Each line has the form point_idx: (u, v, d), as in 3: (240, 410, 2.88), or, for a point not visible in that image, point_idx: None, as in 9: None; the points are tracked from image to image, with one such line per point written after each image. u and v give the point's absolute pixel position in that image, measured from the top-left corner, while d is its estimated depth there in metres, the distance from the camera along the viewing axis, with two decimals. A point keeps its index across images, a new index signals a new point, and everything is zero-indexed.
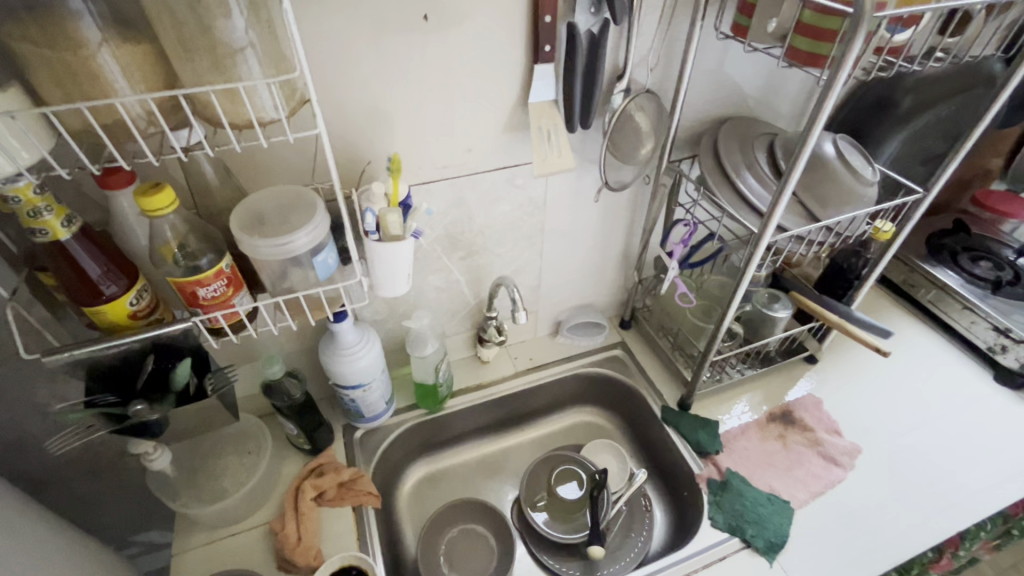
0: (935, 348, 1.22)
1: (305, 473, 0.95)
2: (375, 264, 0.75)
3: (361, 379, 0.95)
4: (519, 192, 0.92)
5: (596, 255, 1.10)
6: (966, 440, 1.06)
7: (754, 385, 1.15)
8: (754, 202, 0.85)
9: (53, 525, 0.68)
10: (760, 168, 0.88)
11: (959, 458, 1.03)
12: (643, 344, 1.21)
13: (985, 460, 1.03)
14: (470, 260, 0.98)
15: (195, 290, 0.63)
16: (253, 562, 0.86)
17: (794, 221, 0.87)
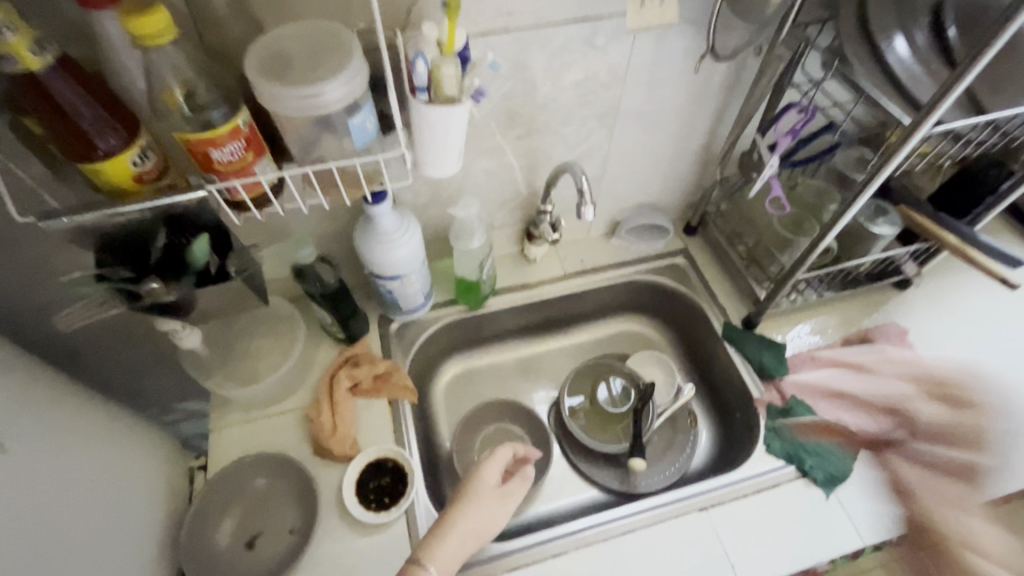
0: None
1: (339, 363, 0.90)
2: (423, 133, 0.61)
3: (399, 270, 0.85)
4: (598, 58, 0.74)
5: (673, 146, 0.93)
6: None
7: (830, 308, 1.02)
8: (912, 87, 0.66)
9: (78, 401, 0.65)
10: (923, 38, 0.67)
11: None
12: (710, 254, 1.08)
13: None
14: (528, 141, 0.83)
15: (208, 150, 0.52)
16: (288, 446, 0.84)
17: (952, 111, 0.68)
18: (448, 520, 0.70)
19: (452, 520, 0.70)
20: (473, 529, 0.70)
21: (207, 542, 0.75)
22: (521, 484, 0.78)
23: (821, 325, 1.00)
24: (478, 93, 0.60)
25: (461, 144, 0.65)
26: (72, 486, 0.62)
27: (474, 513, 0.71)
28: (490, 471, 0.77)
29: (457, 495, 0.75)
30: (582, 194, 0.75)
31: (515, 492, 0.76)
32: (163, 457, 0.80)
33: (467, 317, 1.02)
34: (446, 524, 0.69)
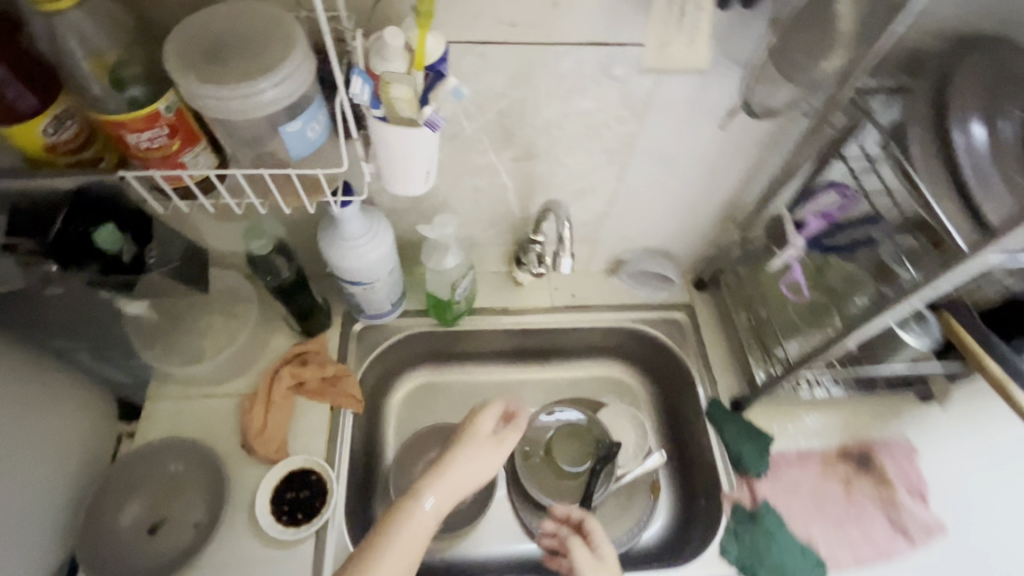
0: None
1: (287, 358, 0.85)
2: (381, 149, 0.54)
3: (362, 277, 0.78)
4: (614, 89, 0.63)
5: (693, 196, 0.83)
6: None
7: (836, 405, 0.90)
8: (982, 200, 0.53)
9: None
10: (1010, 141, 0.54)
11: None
12: (716, 316, 0.97)
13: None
14: (524, 163, 0.74)
15: (122, 133, 0.46)
16: (217, 434, 0.81)
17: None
18: (441, 468, 0.67)
19: (446, 469, 0.67)
20: (467, 482, 0.67)
21: (112, 521, 0.73)
22: (517, 429, 0.72)
23: (820, 424, 0.88)
24: (434, 113, 0.49)
25: (430, 166, 0.57)
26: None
27: (468, 463, 0.68)
28: (486, 420, 0.72)
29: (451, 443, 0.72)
30: (562, 243, 0.70)
31: (505, 438, 0.71)
32: (92, 412, 0.77)
33: (437, 330, 0.95)
34: (441, 470, 0.67)
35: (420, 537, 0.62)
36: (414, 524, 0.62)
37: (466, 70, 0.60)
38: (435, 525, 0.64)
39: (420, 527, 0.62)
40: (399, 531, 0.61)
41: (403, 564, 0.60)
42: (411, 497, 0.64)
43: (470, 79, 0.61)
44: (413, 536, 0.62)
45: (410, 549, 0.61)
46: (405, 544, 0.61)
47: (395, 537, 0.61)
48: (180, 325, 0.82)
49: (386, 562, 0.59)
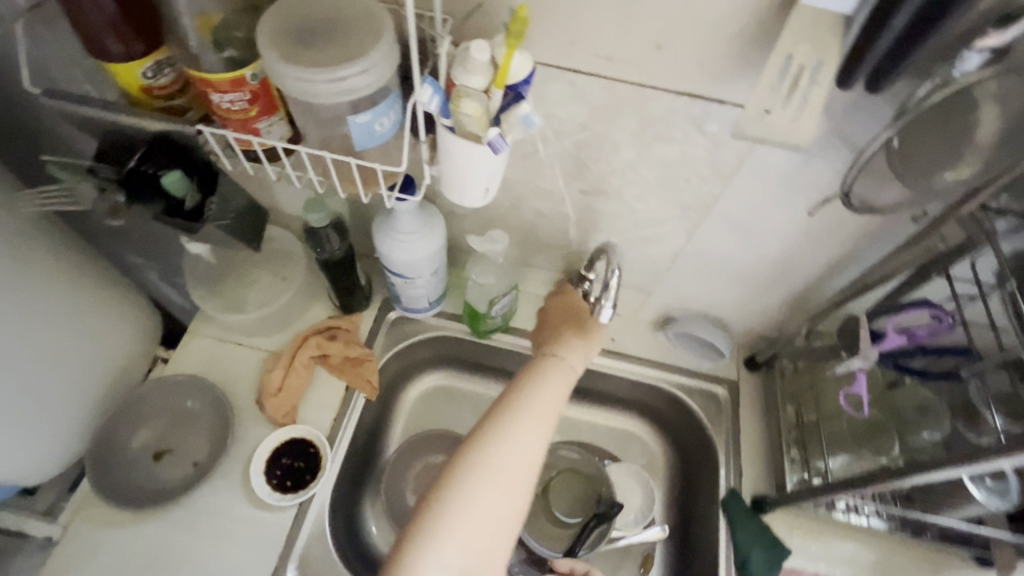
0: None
1: (318, 329, 0.87)
2: (443, 156, 0.53)
3: (405, 271, 0.78)
4: (703, 145, 0.59)
5: (765, 272, 0.76)
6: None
7: (872, 539, 0.80)
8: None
9: (44, 269, 0.67)
10: None
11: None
12: (760, 402, 0.89)
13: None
14: (591, 199, 0.71)
15: (207, 91, 0.48)
16: (237, 382, 0.84)
17: None
18: (566, 335, 0.74)
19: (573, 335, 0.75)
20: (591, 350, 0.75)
21: (124, 439, 0.78)
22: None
23: (848, 555, 0.79)
24: (501, 135, 0.47)
25: (490, 185, 0.55)
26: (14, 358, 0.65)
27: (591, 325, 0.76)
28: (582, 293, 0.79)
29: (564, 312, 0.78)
30: (608, 289, 0.72)
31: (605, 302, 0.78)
32: (137, 328, 0.82)
33: (467, 338, 0.94)
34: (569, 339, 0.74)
35: (563, 385, 0.70)
36: (553, 377, 0.70)
37: (551, 95, 0.58)
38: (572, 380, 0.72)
39: (562, 378, 0.71)
40: (541, 382, 0.69)
41: (556, 397, 0.69)
42: (551, 355, 0.72)
43: (554, 105, 0.59)
44: (555, 385, 0.70)
45: (555, 395, 0.69)
46: (549, 390, 0.69)
47: (538, 387, 0.69)
48: (233, 273, 0.86)
49: (536, 405, 0.67)
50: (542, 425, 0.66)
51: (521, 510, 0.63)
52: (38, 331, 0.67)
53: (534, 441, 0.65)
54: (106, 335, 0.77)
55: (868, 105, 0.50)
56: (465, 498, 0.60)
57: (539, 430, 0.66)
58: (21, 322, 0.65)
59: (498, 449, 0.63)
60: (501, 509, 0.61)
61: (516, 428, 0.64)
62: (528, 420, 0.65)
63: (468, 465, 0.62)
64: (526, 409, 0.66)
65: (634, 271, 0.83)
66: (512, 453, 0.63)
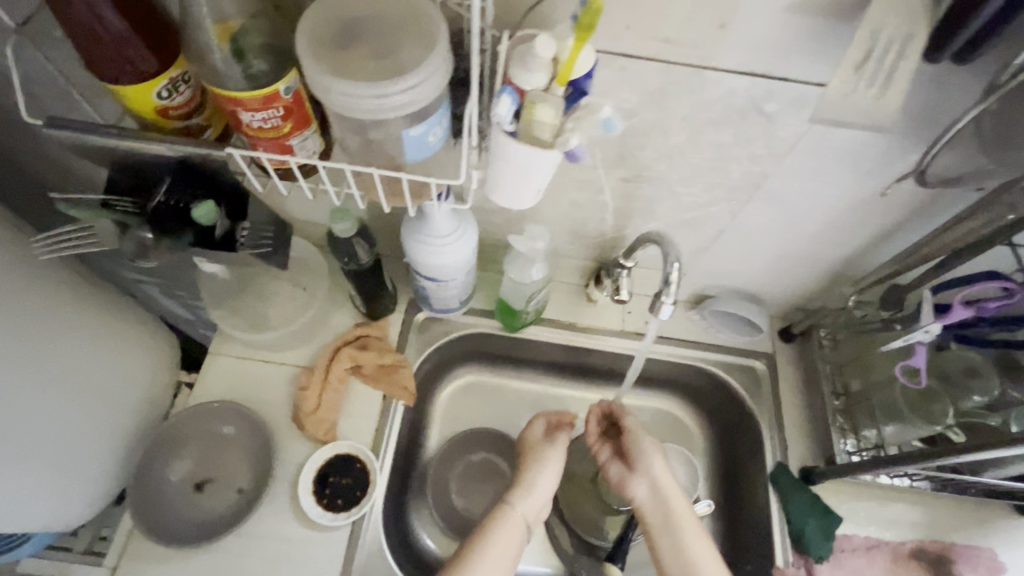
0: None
1: (348, 339, 0.84)
2: (496, 161, 0.49)
3: (438, 275, 0.75)
4: (759, 126, 0.56)
5: (806, 247, 0.75)
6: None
7: (916, 497, 0.82)
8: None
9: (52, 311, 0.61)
10: None
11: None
12: (800, 373, 0.89)
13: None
14: (631, 185, 0.68)
15: (236, 110, 0.42)
16: (270, 402, 0.81)
17: None
18: (522, 476, 0.78)
19: (533, 476, 0.78)
20: (551, 483, 0.78)
21: (159, 472, 0.75)
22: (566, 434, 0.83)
23: (895, 514, 0.81)
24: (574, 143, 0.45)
25: (543, 186, 0.52)
26: (39, 407, 0.60)
27: (549, 464, 0.79)
28: (538, 431, 0.84)
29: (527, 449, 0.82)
30: (668, 284, 0.64)
31: (562, 442, 0.82)
32: (157, 357, 0.78)
33: (499, 333, 0.92)
34: (528, 480, 0.78)
35: (517, 536, 0.73)
36: (510, 525, 0.73)
37: (600, 83, 0.54)
38: (526, 525, 0.75)
39: (513, 524, 0.73)
40: (496, 532, 0.71)
41: (509, 546, 0.71)
42: (502, 505, 0.75)
43: (601, 92, 0.55)
44: (510, 534, 0.72)
45: (510, 548, 0.71)
46: (506, 540, 0.71)
47: (496, 534, 0.71)
48: (252, 287, 0.82)
49: (493, 555, 0.69)
50: (499, 571, 0.68)
51: None
52: (59, 376, 0.62)
53: None
54: (129, 369, 0.73)
55: (941, 74, 0.48)
56: None
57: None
58: (36, 372, 0.59)
59: None
60: None
61: (472, 573, 0.67)
62: (483, 569, 0.67)
63: None
64: (483, 559, 0.68)
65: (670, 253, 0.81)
66: None
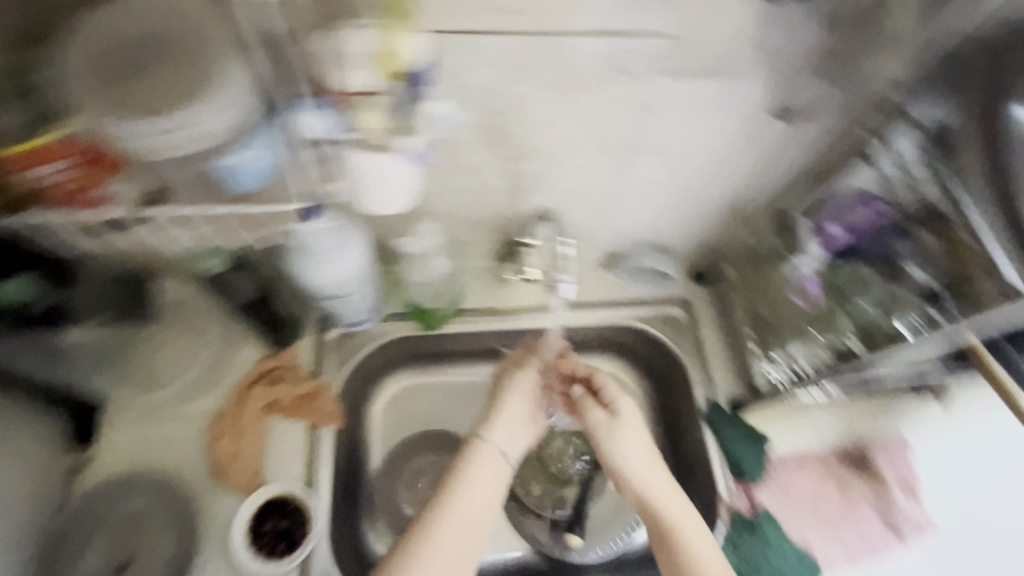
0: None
1: (255, 376, 0.78)
2: (349, 172, 0.45)
3: (335, 291, 0.70)
4: (624, 84, 0.55)
5: (699, 191, 0.76)
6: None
7: (834, 404, 0.88)
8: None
9: None
10: None
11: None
12: (716, 311, 0.92)
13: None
14: (516, 163, 0.66)
15: (21, 173, 0.38)
16: (182, 462, 0.74)
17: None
18: (496, 407, 0.72)
19: (504, 406, 0.72)
20: (523, 408, 0.73)
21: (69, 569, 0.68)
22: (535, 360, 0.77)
23: (817, 423, 0.87)
24: (415, 149, 0.43)
25: (410, 185, 0.49)
26: None
27: (519, 391, 0.74)
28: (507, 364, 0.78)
29: (497, 381, 0.76)
30: None
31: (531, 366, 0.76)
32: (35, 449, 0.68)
33: (421, 334, 0.89)
34: (499, 411, 0.72)
35: (495, 472, 0.66)
36: (483, 462, 0.66)
37: (451, 65, 0.50)
38: (507, 458, 0.68)
39: (492, 459, 0.67)
40: (469, 472, 0.65)
41: (493, 478, 0.66)
42: (478, 437, 0.68)
43: (455, 75, 0.51)
44: (486, 471, 0.66)
45: (488, 487, 0.65)
46: (482, 480, 0.65)
47: (467, 475, 0.65)
48: (135, 345, 0.75)
49: (467, 499, 0.63)
50: (478, 516, 0.63)
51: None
52: None
53: (472, 522, 0.62)
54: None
55: (782, 6, 0.49)
56: None
57: (474, 513, 0.63)
58: None
59: (435, 542, 0.60)
60: None
61: (451, 510, 0.62)
62: (462, 506, 0.62)
63: (404, 563, 0.58)
64: (455, 506, 0.62)
65: (572, 222, 0.80)
66: (446, 537, 0.60)
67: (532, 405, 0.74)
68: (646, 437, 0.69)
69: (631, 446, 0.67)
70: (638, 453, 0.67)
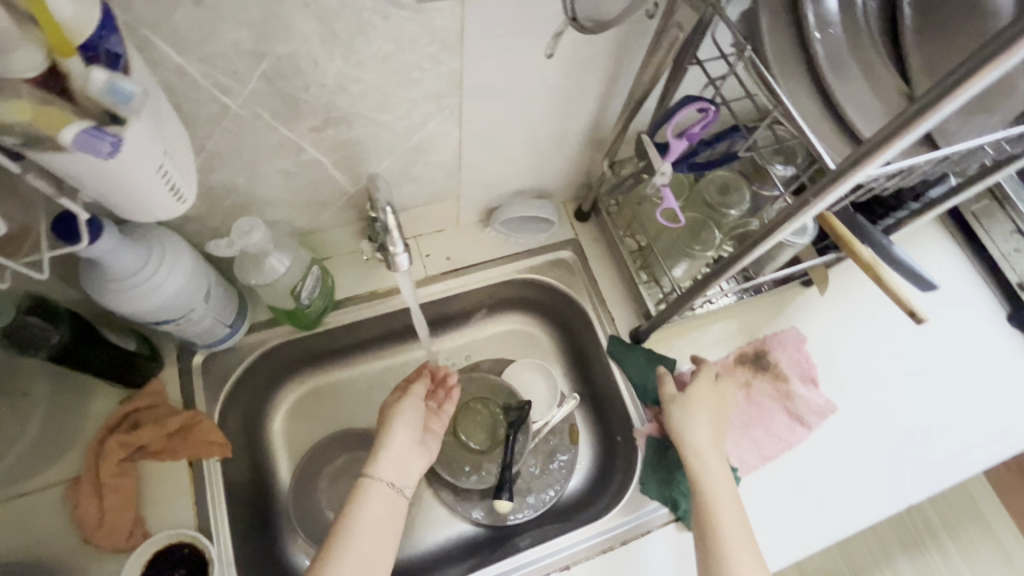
0: (975, 272, 0.95)
1: (111, 425, 0.69)
2: (68, 177, 0.37)
3: (163, 316, 0.61)
4: (409, 21, 0.48)
5: (550, 126, 0.71)
6: (976, 400, 0.86)
7: (729, 312, 0.89)
8: (854, 116, 0.46)
9: None
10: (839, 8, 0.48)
11: (958, 420, 0.85)
12: (604, 247, 0.90)
13: (989, 428, 0.85)
14: (331, 132, 0.59)
15: None
16: (45, 537, 0.66)
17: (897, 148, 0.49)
18: (383, 438, 0.70)
19: (390, 437, 0.70)
20: (410, 436, 0.71)
21: None
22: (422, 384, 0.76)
23: (716, 335, 0.88)
24: (92, 128, 0.32)
25: (170, 179, 0.41)
26: None
27: (406, 418, 0.72)
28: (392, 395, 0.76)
29: (384, 410, 0.74)
30: (392, 234, 0.60)
31: (413, 391, 0.75)
32: None
33: (300, 335, 0.82)
34: (385, 443, 0.70)
35: (388, 508, 0.66)
36: (374, 499, 0.65)
37: (188, 29, 0.43)
38: (399, 490, 0.68)
39: (383, 497, 0.66)
40: (363, 513, 0.64)
41: (384, 515, 0.65)
42: (365, 476, 0.67)
43: (202, 40, 0.44)
44: (378, 510, 0.65)
45: (383, 523, 0.65)
46: (373, 520, 0.64)
47: (359, 519, 0.64)
48: None
49: (364, 541, 0.62)
50: (374, 557, 0.62)
51: None
52: None
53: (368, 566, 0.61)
54: None
55: None
56: None
57: (368, 556, 0.62)
58: None
59: None
60: None
61: (345, 561, 0.60)
62: (356, 552, 0.61)
63: None
64: (352, 549, 0.61)
65: (428, 183, 0.75)
66: None
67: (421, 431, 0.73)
68: (715, 414, 0.77)
69: (696, 411, 0.76)
70: (703, 427, 0.75)
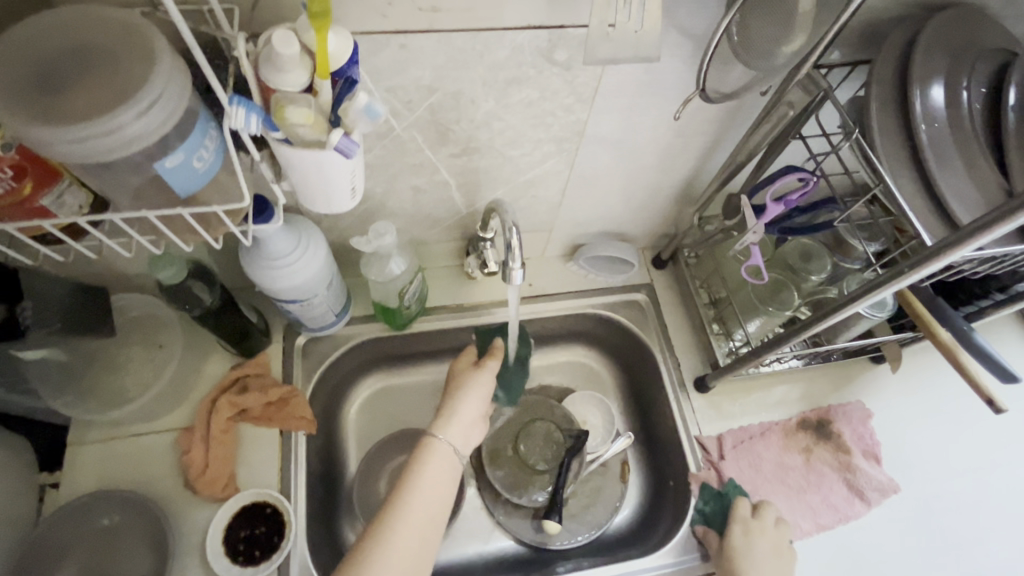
0: None
1: (224, 386, 0.78)
2: (292, 171, 0.46)
3: (295, 295, 0.70)
4: (558, 76, 0.58)
5: (650, 178, 0.78)
6: None
7: (794, 376, 0.91)
8: (950, 198, 0.51)
9: None
10: (946, 101, 0.53)
11: None
12: (677, 295, 0.95)
13: None
14: (464, 159, 0.68)
15: None
16: (156, 476, 0.74)
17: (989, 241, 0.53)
18: (450, 403, 0.72)
19: (457, 405, 0.72)
20: (477, 408, 0.73)
21: None
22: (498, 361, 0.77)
23: (780, 395, 0.89)
24: (347, 135, 0.41)
25: (355, 180, 0.49)
26: None
27: (476, 390, 0.74)
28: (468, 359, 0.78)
29: (454, 378, 0.77)
30: (511, 251, 0.63)
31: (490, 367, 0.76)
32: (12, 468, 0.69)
33: (389, 335, 0.90)
34: (452, 409, 0.72)
35: (449, 468, 0.67)
36: (439, 459, 0.67)
37: (386, 65, 0.53)
38: (458, 454, 0.69)
39: (446, 460, 0.67)
40: (425, 468, 0.66)
41: (445, 481, 0.66)
42: (432, 437, 0.68)
43: (393, 74, 0.54)
44: (440, 468, 0.66)
45: (443, 482, 0.66)
46: (435, 478, 0.66)
47: (426, 469, 0.66)
48: (96, 362, 0.75)
49: (428, 489, 0.64)
50: (434, 505, 0.64)
51: (446, 516, 0.65)
52: None
53: (433, 501, 0.64)
54: None
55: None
56: (385, 549, 0.59)
57: (439, 501, 0.65)
58: None
59: (412, 530, 0.61)
60: (424, 547, 0.61)
61: (415, 500, 0.63)
62: (422, 496, 0.64)
63: (378, 542, 0.59)
64: (413, 500, 0.63)
65: (530, 214, 0.82)
66: (420, 508, 0.63)
67: (487, 405, 0.75)
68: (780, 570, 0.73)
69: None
70: None
